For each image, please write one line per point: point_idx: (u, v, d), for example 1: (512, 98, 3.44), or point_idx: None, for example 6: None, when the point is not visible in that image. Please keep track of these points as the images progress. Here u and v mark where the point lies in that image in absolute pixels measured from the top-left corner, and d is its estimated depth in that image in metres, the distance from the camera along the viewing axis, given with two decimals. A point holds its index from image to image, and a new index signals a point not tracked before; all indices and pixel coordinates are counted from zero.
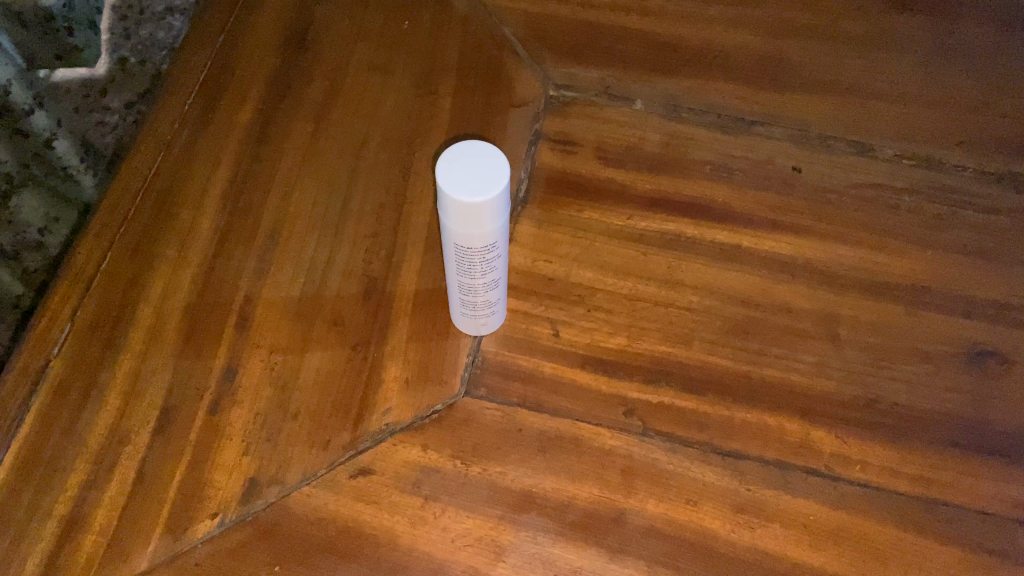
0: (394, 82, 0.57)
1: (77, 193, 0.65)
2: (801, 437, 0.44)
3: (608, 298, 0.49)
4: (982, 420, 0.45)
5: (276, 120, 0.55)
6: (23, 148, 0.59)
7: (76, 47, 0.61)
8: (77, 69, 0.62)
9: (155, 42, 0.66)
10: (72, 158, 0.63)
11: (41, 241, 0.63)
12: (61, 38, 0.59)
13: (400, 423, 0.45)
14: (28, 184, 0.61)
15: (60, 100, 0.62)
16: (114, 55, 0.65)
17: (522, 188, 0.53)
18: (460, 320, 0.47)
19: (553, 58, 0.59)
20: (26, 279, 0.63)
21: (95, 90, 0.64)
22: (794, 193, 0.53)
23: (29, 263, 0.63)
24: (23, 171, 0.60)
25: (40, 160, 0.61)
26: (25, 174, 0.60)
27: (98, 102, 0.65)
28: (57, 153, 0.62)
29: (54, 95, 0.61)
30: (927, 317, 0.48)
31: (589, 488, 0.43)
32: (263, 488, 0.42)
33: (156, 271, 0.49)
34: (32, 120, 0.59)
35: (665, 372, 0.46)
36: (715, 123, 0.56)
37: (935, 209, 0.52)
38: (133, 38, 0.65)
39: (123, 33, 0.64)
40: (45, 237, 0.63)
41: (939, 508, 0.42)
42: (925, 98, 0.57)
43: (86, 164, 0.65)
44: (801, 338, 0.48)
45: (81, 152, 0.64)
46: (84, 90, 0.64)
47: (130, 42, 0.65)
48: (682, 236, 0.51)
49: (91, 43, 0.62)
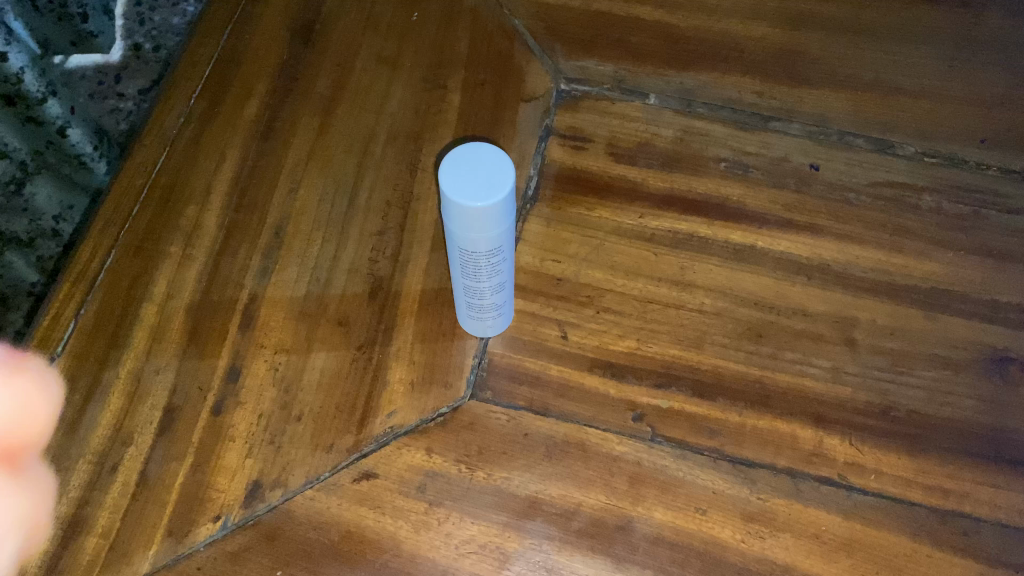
0: (402, 77, 0.56)
1: (90, 180, 0.64)
2: (815, 445, 0.43)
3: (617, 300, 0.48)
4: (1000, 429, 0.44)
5: (282, 115, 0.54)
6: (36, 135, 0.60)
7: (90, 33, 0.65)
8: (91, 56, 0.66)
9: (170, 28, 0.68)
10: (85, 145, 0.64)
11: (57, 229, 0.64)
12: (74, 23, 0.63)
13: (404, 426, 0.44)
14: (42, 172, 0.62)
15: (75, 87, 0.64)
16: (128, 41, 0.68)
17: (531, 185, 0.52)
18: (467, 321, 0.46)
19: (565, 50, 0.57)
20: (42, 266, 0.64)
21: (109, 76, 0.67)
22: (811, 193, 0.51)
23: (44, 251, 0.64)
24: (35, 158, 0.61)
25: (53, 147, 0.62)
26: (37, 161, 0.61)
27: (111, 89, 0.66)
28: (71, 141, 0.63)
29: (69, 81, 0.64)
30: (947, 321, 0.47)
31: (596, 495, 0.42)
32: (267, 491, 0.42)
33: (160, 269, 0.48)
34: (44, 109, 0.59)
35: (675, 376, 0.45)
36: (730, 118, 0.55)
37: (958, 210, 0.50)
38: (148, 25, 0.68)
39: (137, 19, 0.68)
40: (60, 224, 0.64)
41: (957, 520, 0.41)
42: (951, 92, 0.55)
43: (98, 151, 0.65)
44: (816, 342, 0.46)
45: (94, 140, 0.64)
46: (98, 76, 0.66)
47: (144, 28, 0.68)
48: (694, 236, 0.50)
49: (103, 28, 0.66)
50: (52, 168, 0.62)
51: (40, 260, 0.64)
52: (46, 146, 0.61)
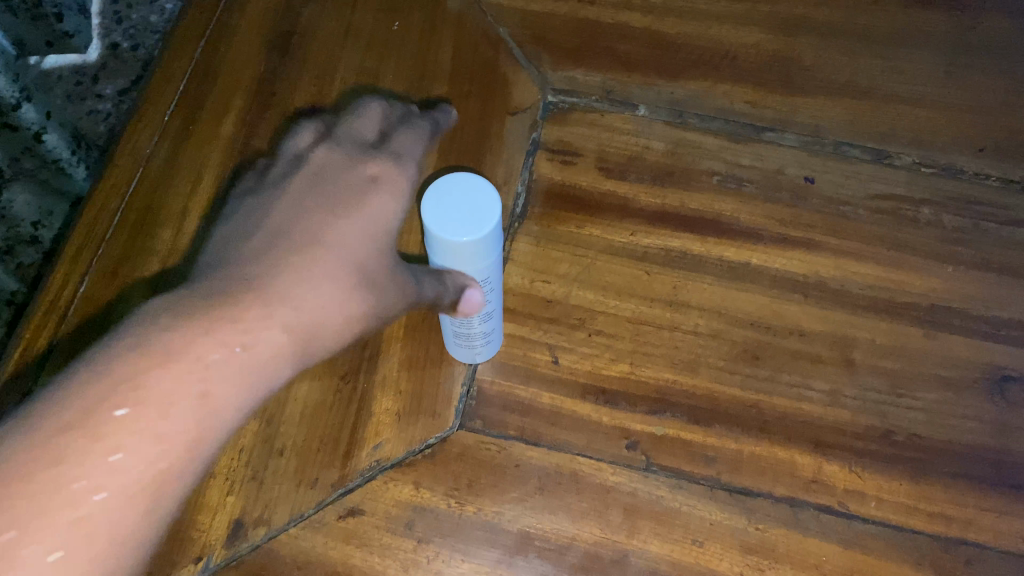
0: (384, 90, 0.54)
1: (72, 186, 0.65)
2: (814, 472, 0.42)
3: (610, 322, 0.46)
4: (1003, 451, 0.43)
5: (261, 132, 0.52)
6: (13, 141, 0.60)
7: (66, 33, 0.64)
8: (68, 56, 0.65)
9: (148, 26, 0.67)
10: (64, 151, 0.63)
11: (35, 236, 0.64)
12: (49, 24, 0.62)
13: (391, 459, 0.43)
14: (19, 178, 0.62)
15: (51, 88, 0.64)
16: (106, 40, 0.67)
17: (519, 202, 0.50)
18: (454, 348, 0.44)
19: (552, 60, 0.55)
20: (20, 274, 0.64)
21: (87, 77, 0.66)
22: (806, 207, 0.50)
23: (24, 258, 0.64)
24: (12, 164, 0.61)
25: (31, 154, 0.61)
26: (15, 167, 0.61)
27: (90, 89, 0.66)
28: (47, 147, 0.62)
29: (44, 82, 0.64)
30: (948, 340, 0.46)
31: (590, 529, 0.41)
32: (249, 529, 0.40)
33: (133, 297, 0.47)
34: (20, 114, 0.59)
35: (669, 401, 0.44)
36: (723, 129, 0.53)
37: (958, 222, 0.49)
38: (125, 23, 0.67)
39: (113, 17, 0.66)
40: (39, 231, 0.64)
41: (961, 548, 0.40)
42: (947, 99, 0.53)
43: (77, 156, 0.64)
44: (813, 364, 0.45)
45: (72, 146, 0.64)
46: (76, 77, 0.66)
47: (121, 26, 0.67)
48: (687, 253, 0.49)
49: (80, 27, 0.65)
50: (30, 174, 0.62)
51: (19, 267, 0.64)
52: (24, 152, 0.61)
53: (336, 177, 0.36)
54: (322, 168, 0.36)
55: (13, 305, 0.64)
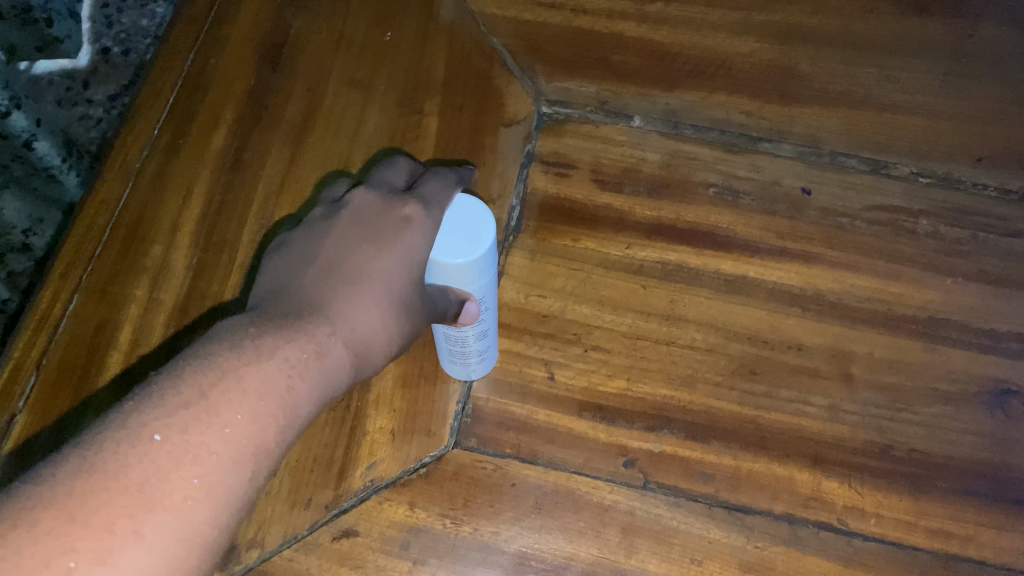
0: (377, 102, 0.53)
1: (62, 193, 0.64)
2: (813, 488, 0.42)
3: (606, 337, 0.46)
4: (1003, 466, 0.42)
5: (251, 145, 0.52)
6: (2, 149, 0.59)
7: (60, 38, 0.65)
8: (59, 60, 0.67)
9: (138, 30, 0.70)
10: (54, 158, 0.63)
11: (26, 243, 0.64)
12: (43, 29, 0.63)
13: (385, 478, 0.42)
14: (8, 185, 0.61)
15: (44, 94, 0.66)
16: (96, 45, 0.69)
17: (514, 215, 0.50)
18: (449, 365, 0.44)
19: (546, 70, 0.55)
20: (12, 283, 0.64)
21: (78, 81, 0.68)
22: (804, 219, 0.50)
23: (14, 265, 0.64)
24: None
25: (20, 161, 0.60)
26: None
27: (80, 95, 0.68)
28: (37, 153, 0.61)
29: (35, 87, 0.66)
30: (946, 353, 0.45)
31: (587, 548, 0.41)
32: (242, 551, 0.40)
33: (123, 315, 0.46)
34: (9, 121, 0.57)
35: (666, 417, 0.44)
36: (719, 140, 0.53)
37: (956, 234, 0.49)
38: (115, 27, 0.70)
39: (104, 21, 0.69)
40: (30, 239, 0.64)
41: (961, 565, 0.40)
42: (944, 109, 0.53)
43: (68, 164, 0.64)
44: (812, 378, 0.45)
45: (64, 152, 0.64)
46: (67, 82, 0.68)
47: (112, 30, 0.70)
48: (683, 266, 0.48)
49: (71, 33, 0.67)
50: (20, 182, 0.61)
51: (9, 275, 0.64)
52: (13, 160, 0.60)
53: (375, 220, 0.35)
54: (358, 211, 0.35)
55: (7, 313, 0.64)
